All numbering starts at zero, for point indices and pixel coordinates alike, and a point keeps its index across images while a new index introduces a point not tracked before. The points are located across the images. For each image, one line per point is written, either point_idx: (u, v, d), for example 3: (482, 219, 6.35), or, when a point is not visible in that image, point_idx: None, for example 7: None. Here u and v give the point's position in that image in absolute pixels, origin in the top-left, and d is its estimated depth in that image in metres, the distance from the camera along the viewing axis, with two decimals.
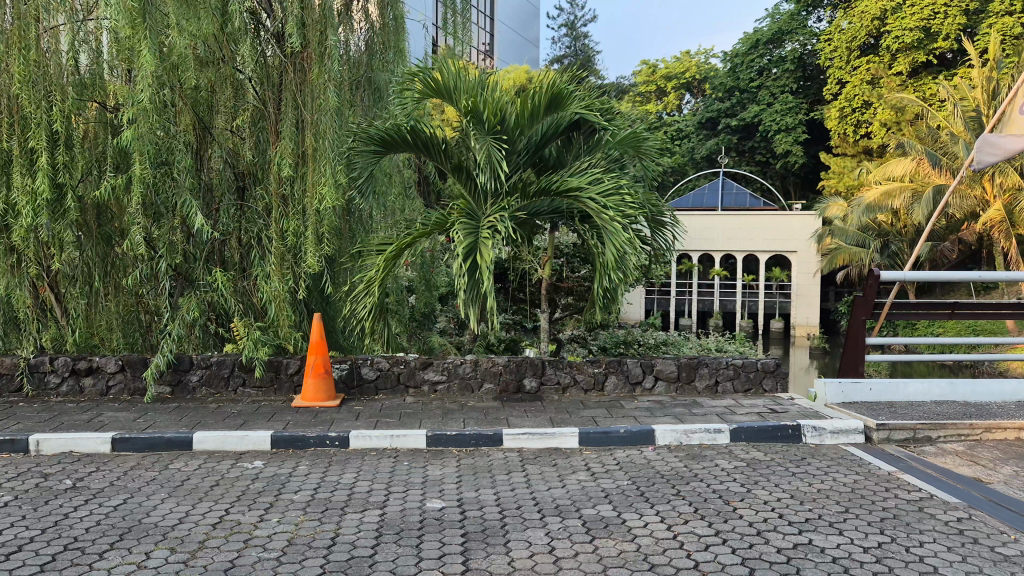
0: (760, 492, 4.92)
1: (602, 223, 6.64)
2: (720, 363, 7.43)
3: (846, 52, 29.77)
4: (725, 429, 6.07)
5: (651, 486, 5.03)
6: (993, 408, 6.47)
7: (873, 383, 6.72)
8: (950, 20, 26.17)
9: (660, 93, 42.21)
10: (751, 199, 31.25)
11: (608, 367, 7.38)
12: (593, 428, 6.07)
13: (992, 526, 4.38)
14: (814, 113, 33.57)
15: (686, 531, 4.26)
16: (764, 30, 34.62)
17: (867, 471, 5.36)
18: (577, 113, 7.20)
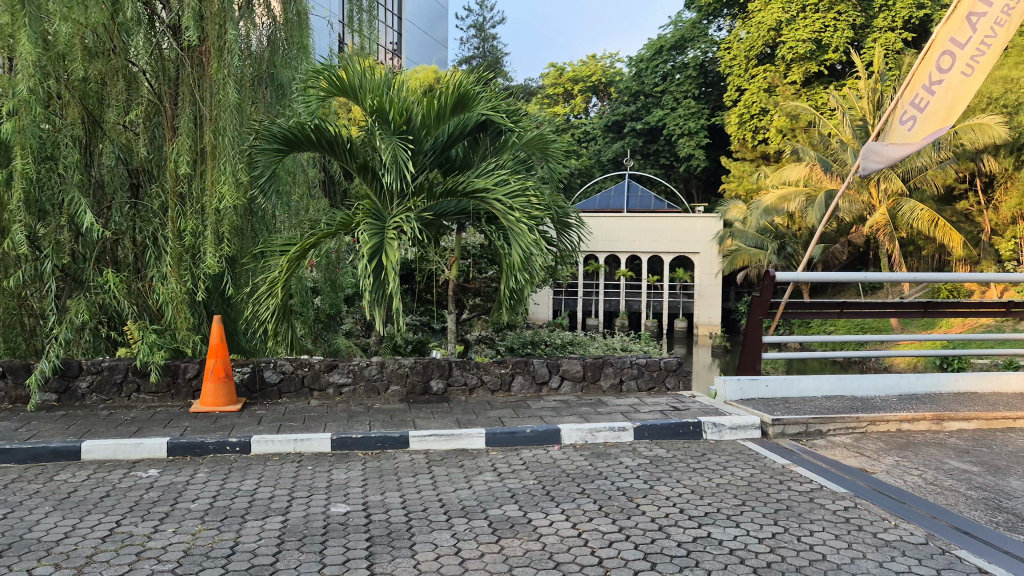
0: (661, 488, 5.05)
1: (509, 224, 6.69)
2: (625, 362, 7.59)
3: (744, 60, 30.84)
4: (629, 427, 6.20)
5: (557, 486, 5.09)
6: (877, 401, 6.80)
7: (768, 380, 6.96)
8: (840, 33, 27.66)
9: (568, 96, 42.82)
10: (655, 201, 32.05)
11: (514, 367, 7.42)
12: (499, 428, 6.10)
13: (875, 514, 4.61)
14: (715, 118, 34.67)
15: (591, 529, 4.33)
16: (668, 37, 35.67)
17: (762, 464, 5.58)
18: (484, 114, 7.21)
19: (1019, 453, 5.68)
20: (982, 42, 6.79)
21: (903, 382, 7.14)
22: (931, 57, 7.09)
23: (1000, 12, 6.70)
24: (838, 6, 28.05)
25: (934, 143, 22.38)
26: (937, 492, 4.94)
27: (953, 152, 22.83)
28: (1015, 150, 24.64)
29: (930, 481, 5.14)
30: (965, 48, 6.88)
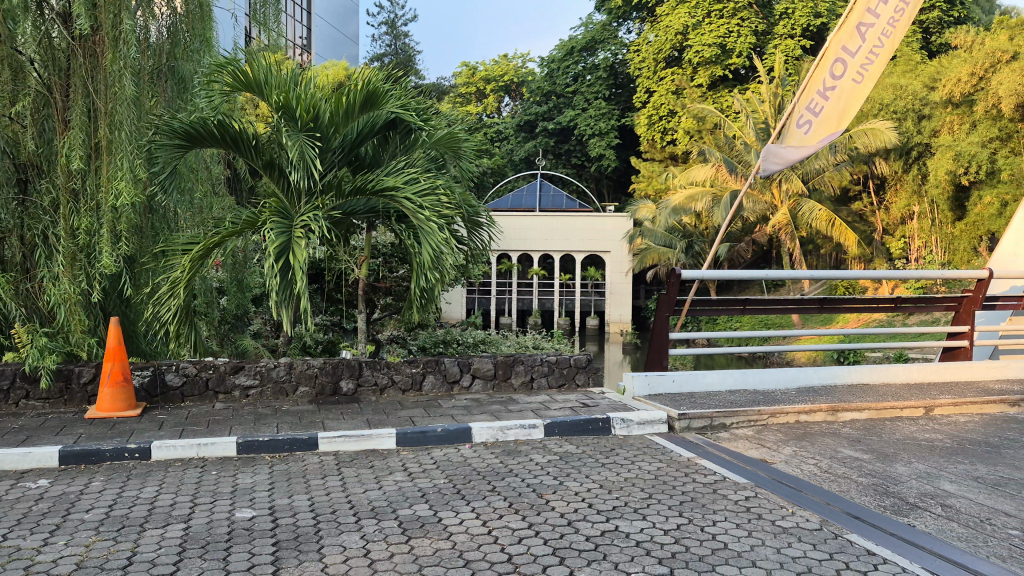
0: (571, 484, 5.12)
1: (419, 224, 6.69)
2: (536, 360, 7.66)
3: (653, 63, 31.63)
4: (540, 424, 6.26)
5: (468, 484, 5.10)
6: (777, 394, 7.05)
7: (675, 374, 7.12)
8: (743, 39, 28.63)
9: (480, 95, 42.86)
10: (567, 200, 32.44)
11: (425, 367, 7.40)
12: (410, 428, 6.06)
13: (773, 502, 4.80)
14: (625, 119, 35.39)
15: (501, 526, 4.35)
16: (579, 38, 36.22)
17: (669, 458, 5.72)
18: (393, 112, 7.16)
19: (905, 441, 5.99)
20: (870, 52, 7.25)
21: (802, 375, 7.40)
22: (824, 63, 7.42)
23: (886, 24, 7.21)
24: (742, 13, 29.05)
25: (830, 146, 23.42)
26: (831, 480, 5.17)
27: (848, 155, 23.93)
28: (904, 153, 26.03)
29: (825, 469, 5.37)
30: (855, 57, 7.29)
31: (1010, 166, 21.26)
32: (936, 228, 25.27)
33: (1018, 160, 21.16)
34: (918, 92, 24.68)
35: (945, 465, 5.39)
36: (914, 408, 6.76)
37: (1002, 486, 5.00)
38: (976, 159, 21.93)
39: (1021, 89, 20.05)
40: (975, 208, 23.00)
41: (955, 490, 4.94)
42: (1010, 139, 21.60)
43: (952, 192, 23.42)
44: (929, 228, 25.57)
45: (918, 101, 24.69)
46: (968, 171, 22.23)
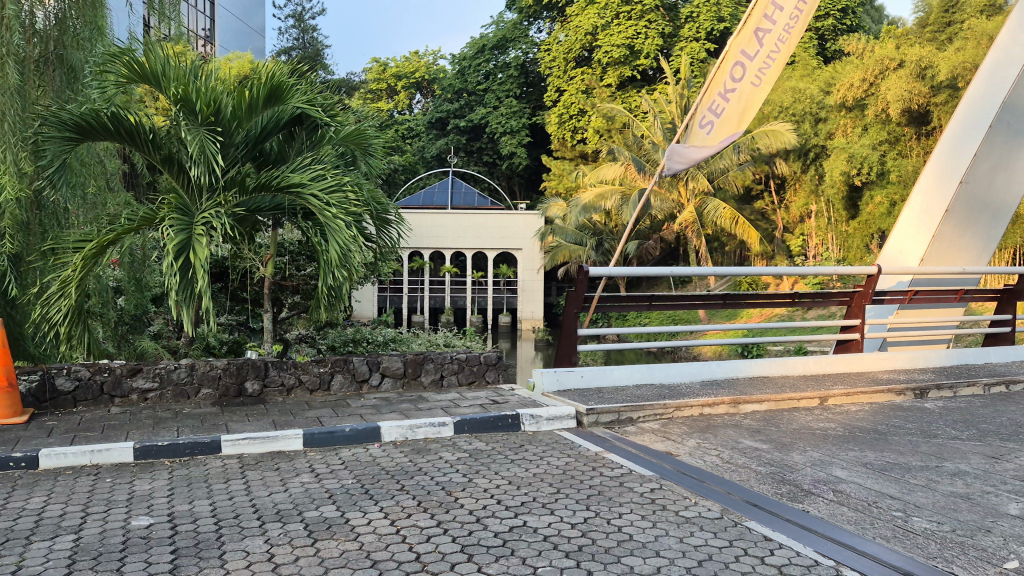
0: (480, 481, 5.14)
1: (326, 221, 6.60)
2: (445, 358, 7.65)
3: (563, 63, 32.16)
4: (449, 421, 6.24)
5: (376, 483, 5.05)
6: (682, 388, 7.22)
7: (583, 370, 7.20)
8: (650, 41, 29.39)
9: (390, 91, 42.44)
10: (479, 198, 32.50)
11: (333, 366, 7.29)
12: (318, 428, 5.95)
13: (677, 493, 4.93)
14: (536, 118, 35.80)
15: (409, 525, 4.33)
16: (490, 36, 36.54)
17: (577, 453, 5.80)
18: (298, 107, 7.02)
19: (801, 431, 6.24)
20: (768, 56, 7.57)
21: (706, 368, 7.60)
22: (725, 66, 7.65)
23: (782, 31, 7.56)
24: (649, 15, 29.77)
25: (734, 146, 24.18)
26: (732, 470, 5.35)
27: (750, 156, 24.81)
28: (803, 154, 27.10)
29: (726, 460, 5.54)
30: (754, 60, 7.59)
31: (898, 168, 22.44)
32: (832, 226, 26.34)
33: (905, 162, 22.36)
34: (815, 96, 25.98)
35: (837, 452, 5.65)
36: (810, 399, 7.04)
37: (888, 470, 5.28)
38: (868, 162, 22.97)
39: (907, 95, 21.25)
40: (867, 207, 24.06)
41: (846, 475, 5.18)
42: (898, 142, 22.78)
43: (847, 192, 24.45)
44: (825, 226, 26.58)
45: (816, 105, 25.92)
46: (860, 171, 23.30)
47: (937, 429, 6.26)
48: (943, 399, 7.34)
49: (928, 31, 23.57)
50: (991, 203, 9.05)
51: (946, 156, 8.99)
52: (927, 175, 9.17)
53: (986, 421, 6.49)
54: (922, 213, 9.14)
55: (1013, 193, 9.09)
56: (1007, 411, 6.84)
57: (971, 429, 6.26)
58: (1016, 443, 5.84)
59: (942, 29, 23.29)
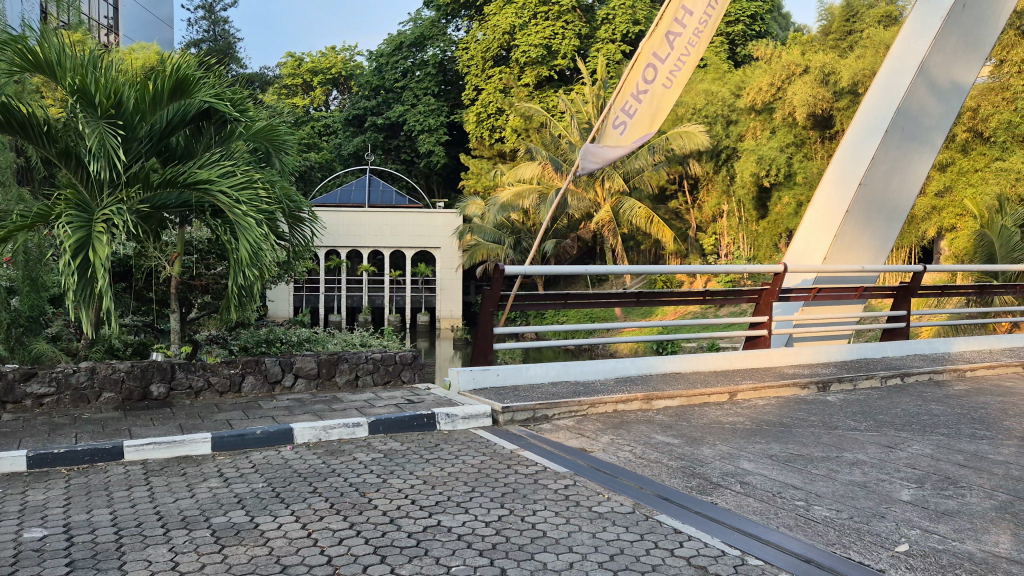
0: (395, 481, 5.09)
1: (235, 219, 6.46)
2: (360, 358, 7.58)
3: (481, 61, 32.15)
4: (364, 422, 6.16)
5: (287, 486, 4.95)
6: (597, 384, 7.33)
7: (498, 368, 7.21)
8: (567, 41, 29.83)
9: (306, 87, 41.69)
10: (397, 196, 32.24)
11: (244, 367, 7.13)
12: (228, 431, 5.80)
13: (591, 489, 5.00)
14: (454, 116, 35.77)
15: (321, 528, 4.25)
16: (407, 33, 36.39)
17: (493, 451, 5.81)
18: (205, 101, 6.84)
19: (710, 425, 6.40)
20: (678, 59, 7.82)
21: (620, 366, 7.72)
22: (637, 67, 7.82)
23: (692, 34, 7.84)
24: (566, 16, 30.29)
25: (648, 147, 24.63)
26: (645, 464, 5.45)
27: (664, 157, 25.33)
28: (714, 156, 27.96)
29: (639, 455, 5.65)
30: (665, 62, 7.82)
31: (805, 169, 23.33)
32: (743, 225, 27.20)
33: (811, 164, 23.27)
34: (726, 99, 26.85)
35: (745, 446, 5.82)
36: (720, 394, 7.23)
37: (792, 461, 5.47)
38: (776, 164, 23.85)
39: (811, 99, 22.02)
40: (775, 208, 24.93)
41: (753, 468, 5.34)
42: (803, 145, 23.61)
43: (756, 193, 25.30)
44: (736, 225, 27.44)
45: (727, 108, 26.86)
46: (769, 173, 24.28)
47: (838, 420, 6.53)
48: (844, 392, 7.66)
49: (831, 39, 24.53)
50: (888, 203, 9.47)
51: (847, 160, 9.41)
52: (829, 179, 9.56)
53: (883, 412, 6.79)
54: (824, 213, 9.52)
55: (907, 195, 9.54)
56: (902, 402, 7.18)
57: (868, 420, 6.55)
58: (909, 432, 6.14)
59: (843, 37, 24.31)
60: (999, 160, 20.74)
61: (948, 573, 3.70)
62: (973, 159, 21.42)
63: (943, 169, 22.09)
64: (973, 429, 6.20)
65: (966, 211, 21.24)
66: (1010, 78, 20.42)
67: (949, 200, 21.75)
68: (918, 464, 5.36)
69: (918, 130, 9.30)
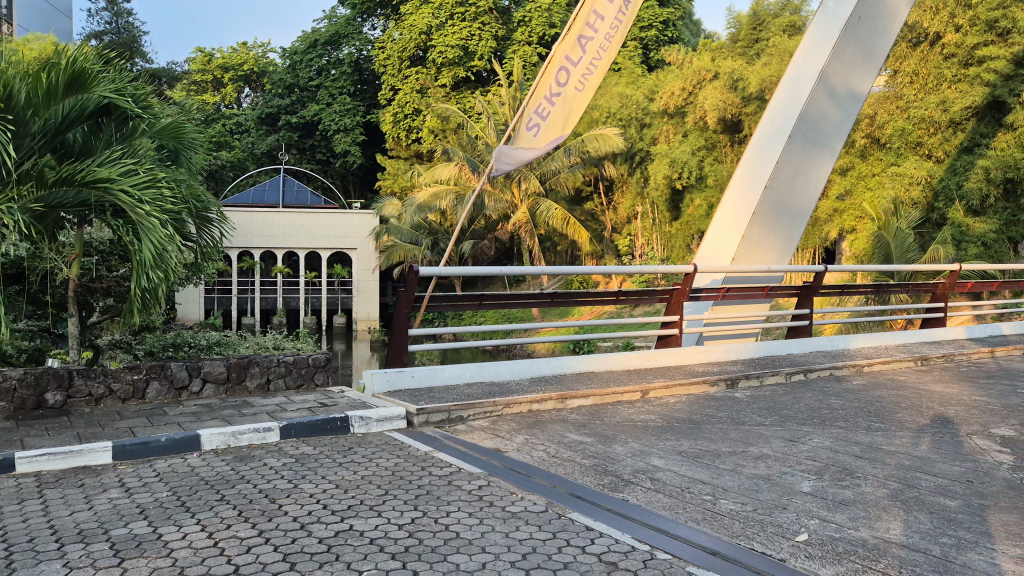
0: (306, 486, 5.01)
1: (138, 219, 6.27)
2: (272, 361, 7.45)
3: (398, 61, 32.00)
4: (275, 427, 6.03)
5: (193, 495, 4.80)
6: (511, 385, 7.36)
7: (413, 370, 7.16)
8: (484, 43, 30.01)
9: (216, 83, 40.60)
10: (312, 197, 31.72)
11: (149, 373, 6.89)
12: (130, 440, 5.59)
13: (504, 489, 5.02)
14: (370, 116, 35.42)
15: (228, 536, 4.15)
16: (322, 31, 35.90)
17: (407, 453, 5.78)
18: (104, 96, 6.60)
19: (622, 423, 6.51)
20: (590, 63, 7.95)
21: (535, 365, 7.78)
22: (550, 71, 7.93)
23: (603, 39, 7.97)
24: (483, 18, 30.52)
25: (565, 149, 24.88)
26: (558, 463, 5.51)
27: (580, 159, 25.68)
28: (629, 158, 28.52)
29: (552, 454, 5.71)
30: (578, 66, 7.94)
31: (715, 172, 24.01)
32: (656, 227, 27.84)
33: (721, 167, 24.07)
34: (640, 102, 27.39)
35: (656, 443, 5.94)
36: (632, 392, 7.36)
37: (700, 457, 5.61)
38: (687, 167, 24.36)
39: (722, 104, 22.75)
40: (687, 209, 25.49)
41: (663, 464, 5.46)
42: (714, 148, 24.52)
43: (669, 195, 25.87)
44: (650, 227, 28.05)
45: (640, 111, 27.41)
46: (681, 176, 24.51)
47: (744, 416, 6.73)
48: (751, 388, 7.91)
49: (739, 46, 25.35)
50: (792, 206, 9.83)
51: (754, 163, 9.72)
52: (737, 181, 9.85)
53: (786, 407, 7.05)
54: (732, 215, 9.81)
55: (809, 198, 9.93)
56: (804, 397, 7.46)
57: (773, 415, 6.78)
58: (810, 426, 6.39)
59: (750, 45, 25.15)
60: (894, 165, 21.71)
61: (843, 559, 3.86)
62: (870, 164, 22.42)
63: (844, 173, 23.03)
64: (869, 422, 6.50)
65: (864, 214, 22.17)
66: (903, 87, 21.61)
67: (849, 203, 22.73)
68: (817, 456, 5.59)
69: (818, 135, 9.69)
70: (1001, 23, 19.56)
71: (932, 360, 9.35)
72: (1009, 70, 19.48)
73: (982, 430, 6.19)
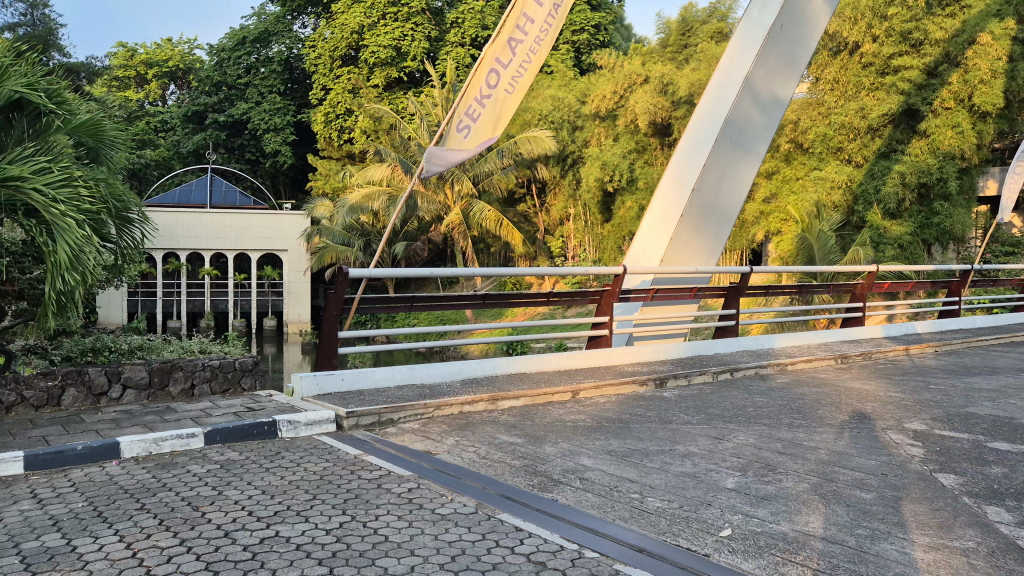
0: (231, 493, 4.90)
1: (52, 219, 6.06)
2: (196, 366, 7.28)
3: (329, 61, 31.64)
4: (199, 432, 5.88)
5: (111, 504, 4.65)
6: (443, 387, 7.34)
7: (343, 373, 7.08)
8: (417, 44, 29.96)
9: (139, 79, 39.45)
10: (241, 197, 31.08)
11: (65, 379, 6.65)
12: (43, 449, 5.38)
13: (434, 492, 5.00)
14: (301, 116, 34.91)
15: (148, 546, 4.03)
16: (251, 28, 35.28)
17: (335, 457, 5.71)
18: (14, 91, 6.39)
19: (553, 423, 6.56)
20: (520, 65, 8.01)
21: (465, 367, 7.77)
22: (481, 72, 7.94)
23: (533, 42, 8.05)
24: (415, 18, 30.43)
25: (497, 151, 25.00)
26: (489, 465, 5.52)
27: (513, 160, 25.84)
28: (561, 160, 28.76)
29: (483, 456, 5.71)
30: (508, 68, 7.99)
31: (645, 176, 24.42)
32: (588, 229, 28.16)
33: (651, 170, 24.51)
34: (572, 105, 27.63)
35: (585, 443, 6.00)
36: (563, 393, 7.42)
37: (629, 456, 5.69)
38: (619, 169, 24.64)
39: (652, 108, 23.19)
40: (618, 211, 25.81)
41: (592, 464, 5.52)
42: (644, 152, 24.88)
43: (601, 197, 26.17)
44: (582, 229, 28.36)
45: (572, 114, 27.68)
46: (612, 179, 24.87)
47: (672, 415, 6.85)
48: (678, 387, 8.05)
49: (669, 51, 25.80)
50: (719, 208, 10.05)
51: (682, 166, 9.91)
52: (666, 183, 10.02)
53: (713, 406, 7.20)
54: (661, 216, 9.97)
55: (735, 201, 10.17)
56: (731, 396, 7.63)
57: (700, 413, 6.92)
58: (735, 424, 6.55)
59: (679, 50, 25.67)
60: (817, 169, 22.42)
61: (765, 553, 3.96)
62: (795, 168, 23.10)
63: (769, 177, 23.61)
64: (791, 419, 6.69)
65: (789, 217, 22.73)
66: (825, 94, 22.28)
67: (775, 206, 23.28)
68: (742, 453, 5.72)
69: (744, 140, 9.93)
70: (914, 34, 20.53)
71: (852, 358, 9.69)
72: (922, 79, 20.42)
73: (896, 425, 6.44)
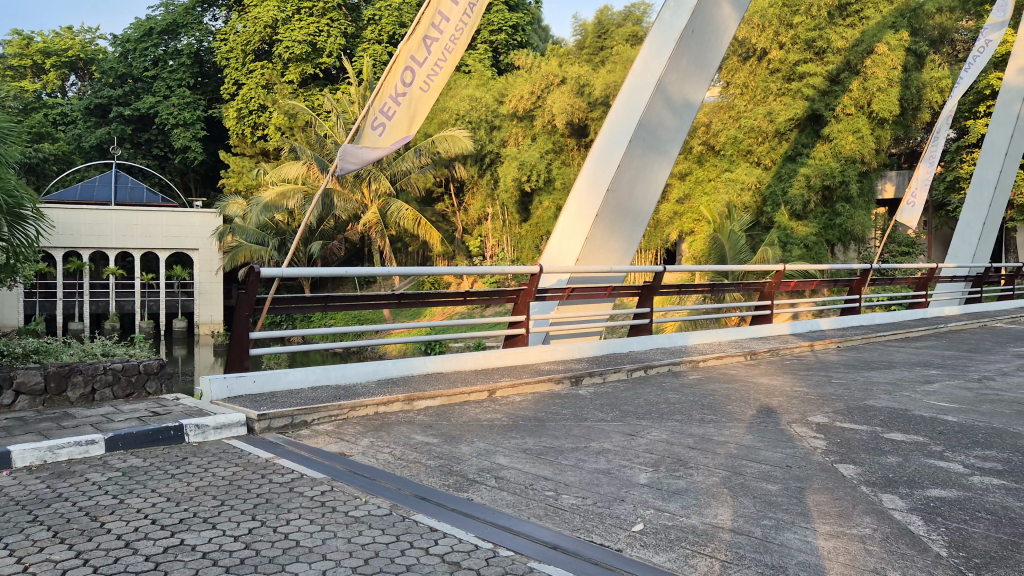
0: (133, 501, 4.71)
1: None
2: (97, 369, 7.02)
3: (241, 55, 30.88)
4: (99, 438, 5.64)
5: (1, 517, 4.41)
6: (358, 387, 7.23)
7: (254, 375, 6.91)
8: (332, 40, 29.55)
9: (36, 69, 37.67)
10: (149, 193, 30.04)
11: None
12: None
13: (348, 493, 4.93)
14: (212, 111, 33.97)
15: (40, 560, 3.84)
16: (157, 19, 34.13)
17: (245, 461, 5.56)
18: None
19: (468, 423, 6.54)
20: (435, 64, 7.99)
21: (381, 367, 7.69)
22: (395, 70, 7.87)
23: (448, 41, 8.04)
24: (331, 14, 29.98)
25: (415, 150, 24.91)
26: (403, 465, 5.47)
27: (431, 159, 25.77)
28: (478, 160, 28.79)
29: (398, 456, 5.65)
30: (422, 67, 7.96)
31: (562, 176, 24.87)
32: (507, 228, 28.33)
33: (568, 171, 24.87)
34: (490, 105, 27.63)
35: (501, 442, 6.01)
36: (479, 392, 7.42)
37: (544, 454, 5.72)
38: (536, 169, 24.77)
39: (569, 108, 23.62)
40: (536, 212, 26.01)
41: (507, 462, 5.54)
42: (561, 152, 25.35)
43: (519, 197, 26.27)
44: (501, 228, 28.46)
45: (490, 113, 27.69)
46: (529, 179, 24.93)
47: (586, 413, 6.93)
48: (594, 385, 8.15)
49: (585, 54, 26.10)
50: (633, 208, 10.22)
51: (597, 166, 10.05)
52: (581, 183, 10.14)
53: (627, 403, 7.32)
54: (576, 216, 10.07)
55: (649, 201, 10.37)
56: (644, 393, 7.77)
57: (614, 411, 7.02)
58: (648, 420, 6.66)
59: (595, 52, 26.04)
60: (728, 171, 23.02)
61: (674, 546, 4.05)
62: (707, 169, 23.56)
63: (683, 178, 23.99)
64: (702, 415, 6.85)
65: (702, 217, 23.08)
66: (735, 99, 23.03)
67: (688, 207, 23.47)
68: (655, 449, 5.82)
69: (657, 142, 10.13)
70: (818, 42, 21.30)
71: (760, 355, 9.99)
72: (825, 86, 21.34)
73: (801, 419, 6.67)
